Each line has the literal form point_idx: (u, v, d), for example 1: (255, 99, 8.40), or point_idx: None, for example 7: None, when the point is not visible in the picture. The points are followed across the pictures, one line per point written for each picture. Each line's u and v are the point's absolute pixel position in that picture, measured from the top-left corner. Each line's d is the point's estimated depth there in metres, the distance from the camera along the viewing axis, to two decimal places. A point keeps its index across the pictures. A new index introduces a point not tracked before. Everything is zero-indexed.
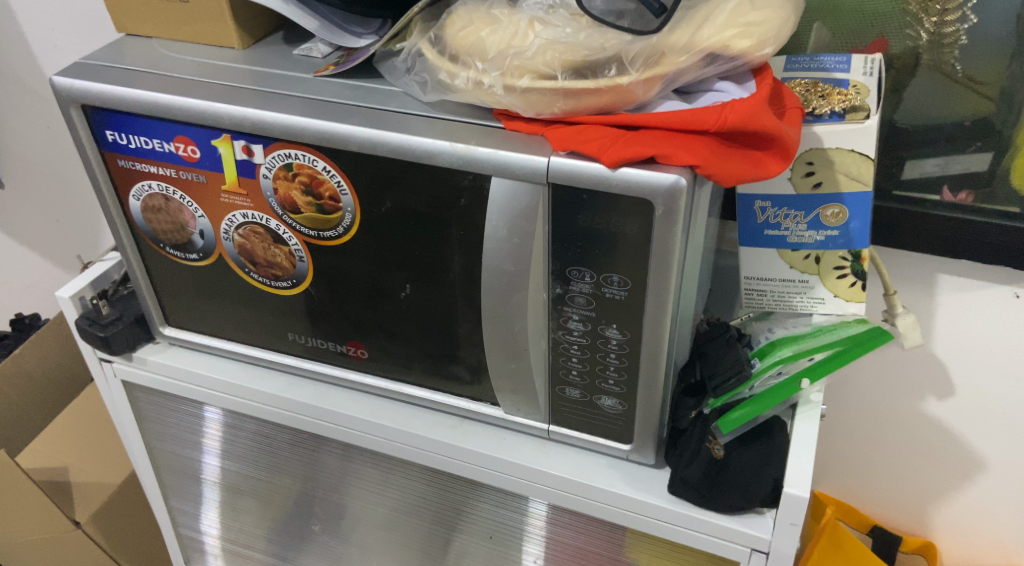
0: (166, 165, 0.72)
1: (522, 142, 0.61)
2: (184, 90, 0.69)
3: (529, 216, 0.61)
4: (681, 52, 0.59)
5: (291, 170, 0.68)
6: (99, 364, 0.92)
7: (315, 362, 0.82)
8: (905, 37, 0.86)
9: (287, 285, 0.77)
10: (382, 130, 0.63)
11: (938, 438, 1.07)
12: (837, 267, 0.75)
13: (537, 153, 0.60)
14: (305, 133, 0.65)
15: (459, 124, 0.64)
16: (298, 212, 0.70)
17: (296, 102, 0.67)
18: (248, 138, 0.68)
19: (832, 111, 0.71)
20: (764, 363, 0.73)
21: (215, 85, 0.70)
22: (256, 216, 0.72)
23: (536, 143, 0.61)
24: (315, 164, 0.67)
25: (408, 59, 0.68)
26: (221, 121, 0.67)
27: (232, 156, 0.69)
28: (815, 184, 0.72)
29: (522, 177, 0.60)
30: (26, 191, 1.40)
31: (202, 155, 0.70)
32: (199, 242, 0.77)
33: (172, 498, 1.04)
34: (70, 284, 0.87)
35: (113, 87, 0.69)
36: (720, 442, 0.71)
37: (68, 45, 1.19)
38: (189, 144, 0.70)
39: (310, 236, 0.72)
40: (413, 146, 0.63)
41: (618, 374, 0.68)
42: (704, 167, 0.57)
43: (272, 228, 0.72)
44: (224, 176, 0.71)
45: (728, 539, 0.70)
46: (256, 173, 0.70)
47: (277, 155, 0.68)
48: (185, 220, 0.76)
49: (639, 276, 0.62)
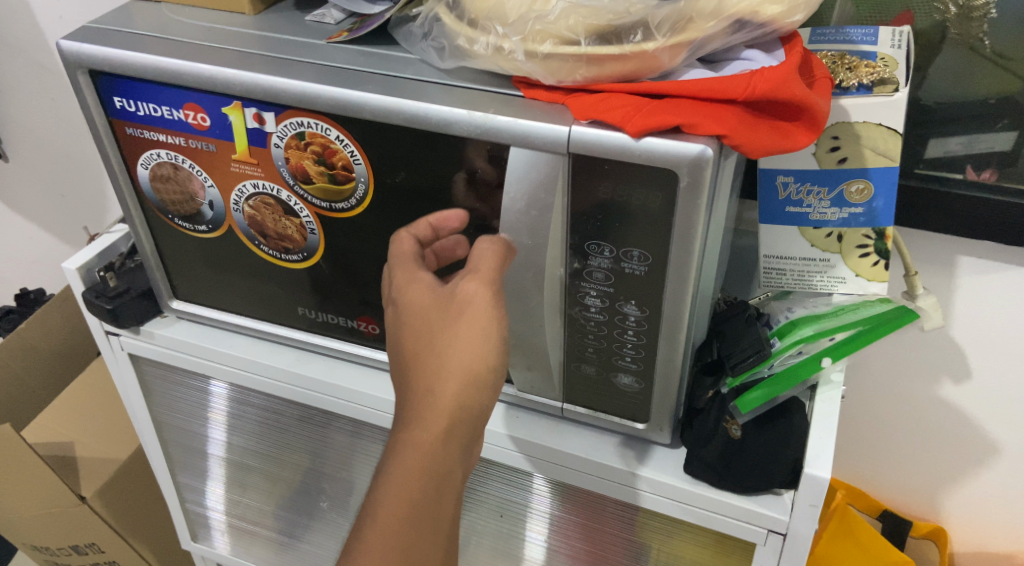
0: (175, 133, 0.71)
1: (541, 112, 0.59)
2: (195, 55, 0.67)
3: (548, 187, 0.60)
4: (709, 17, 0.57)
5: (304, 139, 0.67)
6: (105, 338, 0.90)
7: (324, 337, 0.81)
8: (932, 11, 0.84)
9: (297, 258, 0.75)
10: (398, 98, 0.61)
11: (952, 422, 1.06)
12: (860, 246, 0.73)
13: (557, 122, 0.58)
14: (318, 100, 0.63)
15: (477, 92, 0.62)
16: (310, 182, 0.68)
17: (309, 68, 0.65)
18: (260, 106, 0.66)
19: (860, 83, 0.69)
20: (783, 342, 0.71)
21: (227, 51, 0.68)
22: (267, 186, 0.70)
23: (557, 112, 0.59)
24: (328, 133, 0.65)
25: (426, 24, 0.66)
26: (232, 88, 0.65)
27: (243, 124, 0.68)
28: (839, 159, 0.70)
29: (541, 147, 0.58)
30: (30, 164, 1.38)
31: (212, 122, 0.69)
32: (209, 213, 0.75)
33: (180, 474, 1.03)
34: (77, 256, 0.85)
35: (121, 51, 0.67)
36: (738, 422, 0.68)
37: (74, 15, 1.17)
38: (199, 111, 0.68)
39: (322, 208, 0.70)
40: (429, 114, 0.61)
41: (635, 352, 0.67)
42: (731, 137, 0.55)
43: (283, 199, 0.71)
44: (234, 145, 0.69)
45: (746, 520, 0.69)
46: (267, 142, 0.68)
47: (289, 123, 0.66)
48: (195, 190, 0.74)
49: (660, 250, 0.60)
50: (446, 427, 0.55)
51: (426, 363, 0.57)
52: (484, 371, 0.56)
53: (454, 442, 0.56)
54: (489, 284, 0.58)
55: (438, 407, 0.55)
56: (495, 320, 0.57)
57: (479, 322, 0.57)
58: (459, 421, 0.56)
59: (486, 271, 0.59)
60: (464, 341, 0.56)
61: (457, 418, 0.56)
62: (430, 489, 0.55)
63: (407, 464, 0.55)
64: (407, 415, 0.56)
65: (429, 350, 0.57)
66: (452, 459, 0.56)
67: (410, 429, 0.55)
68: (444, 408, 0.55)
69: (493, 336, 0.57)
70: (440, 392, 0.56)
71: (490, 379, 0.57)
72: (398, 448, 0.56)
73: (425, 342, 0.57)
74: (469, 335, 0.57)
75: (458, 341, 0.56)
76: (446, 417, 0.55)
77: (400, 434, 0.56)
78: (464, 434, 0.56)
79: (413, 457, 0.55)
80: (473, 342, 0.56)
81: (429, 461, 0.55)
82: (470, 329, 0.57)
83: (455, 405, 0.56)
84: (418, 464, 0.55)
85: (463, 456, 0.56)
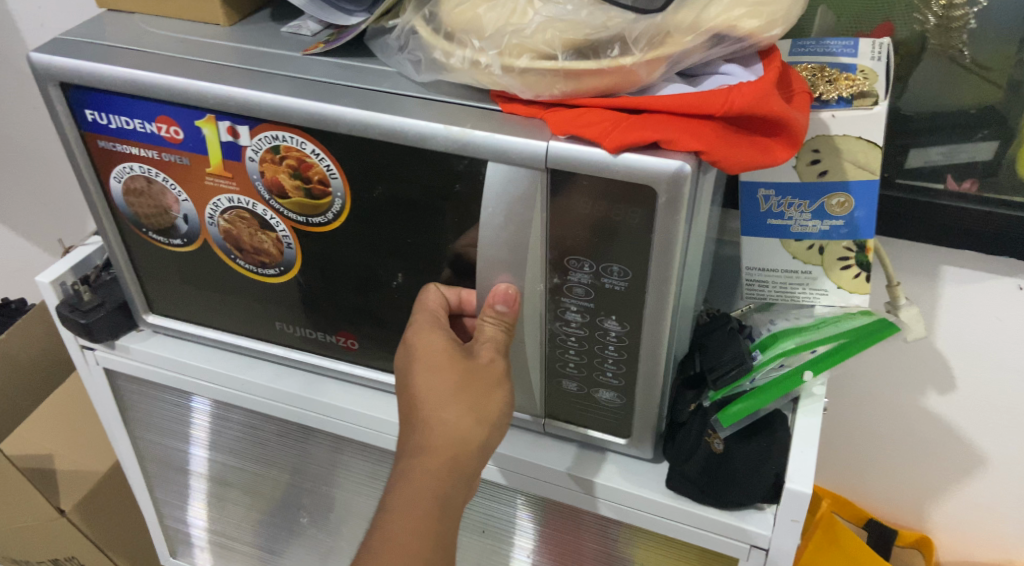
0: (148, 146, 0.70)
1: (522, 129, 0.58)
2: (166, 68, 0.66)
3: (527, 202, 0.59)
4: (686, 32, 0.56)
5: (279, 153, 0.65)
6: (79, 351, 0.88)
7: (305, 353, 0.80)
8: (913, 22, 0.83)
9: (274, 273, 0.74)
10: (373, 112, 0.61)
11: (937, 432, 1.06)
12: (841, 259, 0.73)
13: (535, 137, 0.57)
14: (292, 113, 0.62)
15: (455, 106, 0.61)
16: (285, 196, 0.67)
17: (284, 82, 0.64)
18: (233, 118, 0.65)
19: (840, 96, 0.69)
20: (764, 356, 0.71)
21: (199, 63, 0.67)
22: (242, 201, 0.69)
23: (534, 126, 0.58)
24: (303, 147, 0.64)
25: (402, 36, 0.65)
26: (204, 101, 0.64)
27: (216, 137, 0.66)
28: (820, 172, 0.70)
29: (520, 163, 0.58)
30: (10, 174, 1.37)
31: (185, 136, 0.67)
32: (183, 227, 0.74)
33: (157, 489, 1.02)
34: (50, 269, 0.85)
35: (91, 64, 0.66)
36: (720, 436, 0.69)
37: (55, 22, 1.16)
38: (172, 124, 0.67)
39: (299, 222, 0.69)
40: (406, 128, 0.60)
41: (616, 367, 0.66)
42: (709, 153, 0.55)
43: (259, 213, 0.70)
44: (208, 159, 0.68)
45: (728, 535, 0.69)
46: (242, 155, 0.67)
47: (264, 137, 0.65)
48: (169, 203, 0.73)
49: (640, 266, 0.59)
50: (455, 454, 0.59)
51: (440, 395, 0.60)
52: (492, 412, 0.61)
53: (461, 468, 0.59)
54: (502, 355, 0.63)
55: (446, 437, 0.59)
56: (505, 377, 0.63)
57: (491, 375, 0.62)
58: (467, 451, 0.59)
59: (501, 342, 0.64)
60: (479, 386, 0.61)
61: (462, 450, 0.59)
62: (436, 507, 0.57)
63: (416, 484, 0.57)
64: (417, 443, 0.59)
65: (444, 386, 0.60)
66: (457, 485, 0.58)
67: (422, 454, 0.58)
68: (455, 437, 0.59)
69: (503, 388, 0.62)
70: (451, 422, 0.59)
71: (497, 420, 0.61)
72: (408, 471, 0.58)
73: (438, 381, 0.61)
74: (483, 384, 0.61)
75: (473, 387, 0.61)
76: (455, 446, 0.59)
77: (407, 460, 0.59)
78: (470, 465, 0.60)
79: (422, 477, 0.57)
80: (486, 387, 0.61)
81: (436, 483, 0.58)
82: (485, 379, 0.62)
83: (462, 438, 0.59)
84: (427, 486, 0.57)
85: (466, 482, 0.59)
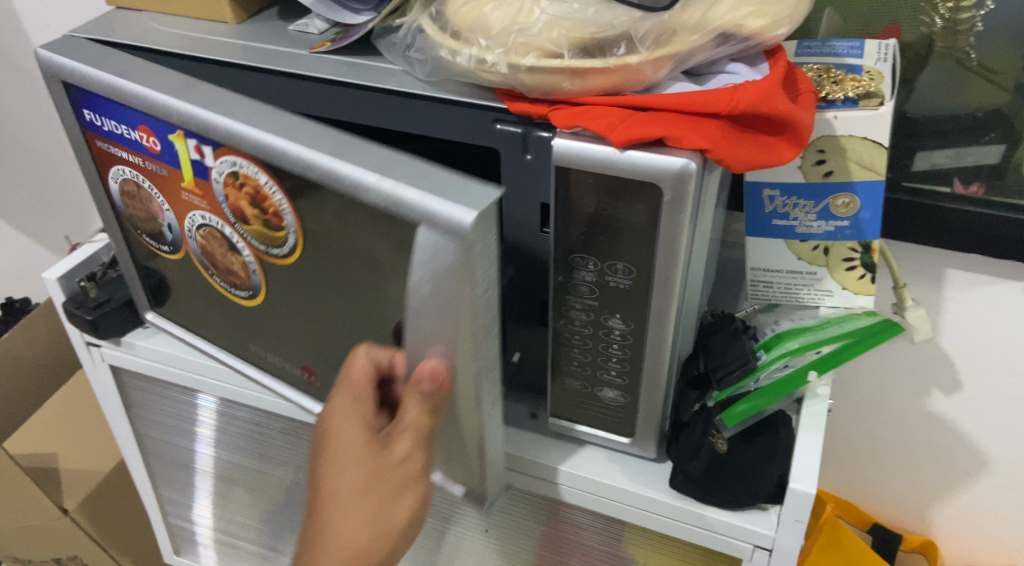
0: (134, 152, 0.69)
1: (457, 189, 0.51)
2: (147, 75, 0.64)
3: (457, 279, 0.52)
4: (692, 31, 0.56)
5: (238, 179, 0.62)
6: (85, 348, 0.89)
7: (273, 379, 0.77)
8: (919, 25, 0.83)
9: (244, 295, 0.72)
10: (318, 153, 0.55)
11: (942, 435, 1.06)
12: (846, 259, 0.73)
13: (468, 205, 0.50)
14: (245, 143, 0.58)
15: (401, 155, 0.55)
16: (248, 223, 0.64)
17: (246, 105, 0.60)
18: (198, 137, 0.62)
19: (846, 97, 0.69)
20: (769, 355, 0.71)
21: (176, 74, 0.64)
22: (213, 220, 0.67)
23: (473, 189, 0.51)
24: (258, 177, 0.60)
25: (409, 35, 0.65)
26: (171, 117, 0.62)
27: (187, 153, 0.64)
28: (826, 172, 0.70)
29: (447, 233, 0.51)
30: (18, 172, 1.39)
31: (161, 148, 0.66)
32: (169, 236, 0.73)
33: (162, 486, 1.02)
34: (58, 266, 0.85)
35: (83, 65, 0.66)
36: (724, 436, 0.68)
37: (62, 24, 1.18)
38: (151, 134, 0.66)
39: (262, 251, 0.66)
40: (344, 176, 0.54)
41: (620, 366, 0.66)
42: (715, 151, 0.54)
43: (227, 235, 0.67)
44: (182, 173, 0.66)
45: (732, 536, 0.69)
46: (209, 175, 0.64)
47: (225, 160, 0.62)
48: (156, 211, 0.72)
49: (645, 264, 0.60)
50: None
51: (338, 499, 0.56)
52: (393, 519, 0.57)
53: None
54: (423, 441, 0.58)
55: (340, 550, 0.56)
56: (415, 477, 0.58)
57: (399, 475, 0.57)
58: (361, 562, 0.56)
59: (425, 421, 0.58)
60: (383, 491, 0.57)
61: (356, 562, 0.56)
62: None
63: None
64: (311, 546, 0.56)
65: (344, 489, 0.56)
66: None
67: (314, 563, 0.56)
68: (349, 550, 0.56)
69: (412, 490, 0.58)
70: (345, 535, 0.56)
71: (399, 527, 0.58)
72: None
73: (340, 482, 0.56)
74: (388, 488, 0.57)
75: (375, 492, 0.56)
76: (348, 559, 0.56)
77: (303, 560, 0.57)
78: None
79: None
80: (391, 492, 0.57)
81: None
82: (392, 482, 0.57)
83: (357, 550, 0.56)
84: None
85: None
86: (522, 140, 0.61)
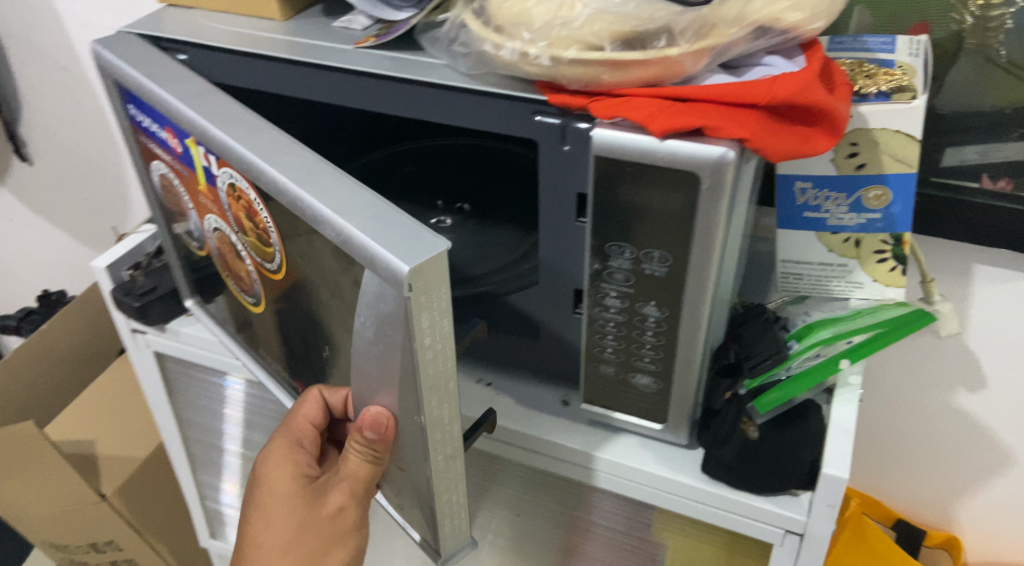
0: (164, 150, 0.72)
1: (405, 237, 0.51)
2: (175, 80, 0.68)
3: (395, 323, 0.52)
4: (731, 24, 0.58)
5: (236, 191, 0.63)
6: (131, 335, 0.92)
7: (276, 387, 0.79)
8: (950, 21, 0.84)
9: (251, 300, 0.74)
10: (291, 180, 0.55)
11: (967, 431, 1.06)
12: (877, 251, 0.74)
13: (405, 252, 0.50)
14: (234, 157, 0.59)
15: (363, 189, 0.55)
16: (248, 233, 0.66)
17: (245, 123, 0.62)
18: (205, 146, 0.64)
19: (879, 90, 0.70)
20: (801, 344, 0.72)
21: (199, 82, 0.68)
22: (223, 226, 0.70)
23: (416, 235, 0.51)
24: (249, 193, 0.62)
25: (453, 30, 0.68)
26: (184, 123, 0.65)
27: (199, 159, 0.67)
28: (858, 164, 0.71)
29: (383, 276, 0.51)
30: (58, 167, 1.43)
31: (181, 149, 0.69)
32: (195, 232, 0.76)
33: (200, 470, 1.05)
34: (106, 256, 0.88)
35: (126, 67, 0.71)
36: (755, 423, 0.69)
37: (102, 22, 1.22)
38: (173, 136, 0.69)
39: (260, 263, 0.68)
40: (307, 205, 0.54)
41: (654, 352, 0.68)
42: (753, 141, 0.56)
43: (235, 242, 0.70)
44: (198, 177, 0.69)
45: (764, 521, 0.70)
46: (216, 182, 0.66)
47: (225, 172, 0.63)
48: (183, 207, 0.76)
49: (681, 252, 0.61)
50: None
51: (269, 534, 0.65)
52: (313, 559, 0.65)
53: None
54: (354, 497, 0.65)
55: None
56: (345, 520, 0.66)
57: (329, 519, 0.65)
58: None
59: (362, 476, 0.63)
60: (308, 531, 0.65)
61: None
62: None
63: None
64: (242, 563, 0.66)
65: (275, 524, 0.65)
66: None
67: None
68: None
69: (339, 534, 0.66)
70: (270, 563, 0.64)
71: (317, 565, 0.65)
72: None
73: (274, 517, 0.66)
74: (313, 531, 0.65)
75: (302, 532, 0.65)
76: None
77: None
78: None
79: None
80: (317, 535, 0.65)
81: None
82: (318, 526, 0.65)
83: None
84: None
85: None
86: (560, 131, 0.62)
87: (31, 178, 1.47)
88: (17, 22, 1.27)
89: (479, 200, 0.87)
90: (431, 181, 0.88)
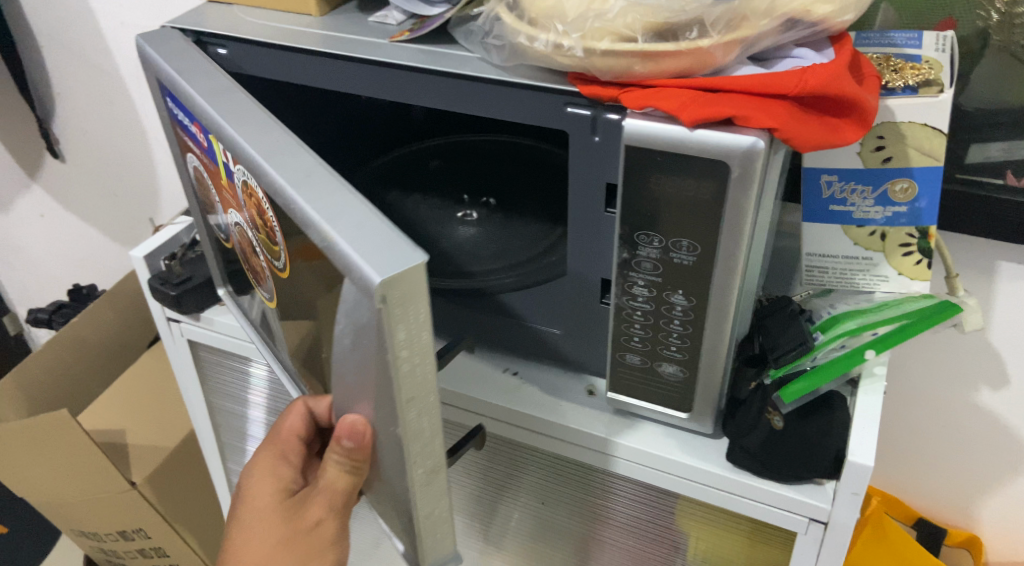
0: (196, 144, 0.74)
1: (381, 245, 0.48)
2: (203, 73, 0.69)
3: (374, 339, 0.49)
4: (762, 16, 0.59)
5: (249, 189, 0.64)
6: (166, 323, 0.94)
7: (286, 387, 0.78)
8: (976, 18, 0.84)
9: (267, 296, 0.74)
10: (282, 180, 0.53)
11: (990, 429, 1.06)
12: (902, 245, 0.75)
13: (382, 264, 0.46)
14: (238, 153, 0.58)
15: (349, 192, 0.51)
16: (260, 230, 0.66)
17: (254, 117, 0.60)
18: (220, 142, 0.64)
19: (906, 84, 0.71)
20: (826, 335, 0.72)
21: (220, 76, 0.68)
22: (243, 221, 0.70)
23: (396, 247, 0.47)
24: (258, 191, 0.61)
25: (487, 23, 0.69)
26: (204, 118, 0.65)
27: (220, 154, 0.67)
28: (884, 158, 0.72)
29: (360, 288, 0.48)
30: (89, 164, 1.47)
31: (207, 143, 0.70)
32: (223, 223, 0.78)
33: (229, 458, 1.07)
34: (144, 245, 0.92)
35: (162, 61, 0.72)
36: (781, 413, 0.70)
37: (135, 20, 1.24)
38: (200, 130, 0.70)
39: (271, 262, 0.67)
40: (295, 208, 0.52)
41: (681, 341, 0.69)
42: (783, 130, 0.57)
43: (252, 237, 0.70)
44: (221, 172, 0.69)
45: (788, 509, 0.71)
46: (233, 178, 0.66)
47: (240, 169, 0.63)
48: (212, 199, 0.77)
49: (709, 241, 0.62)
50: None
51: (247, 546, 0.65)
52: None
53: None
54: (335, 510, 0.64)
55: None
56: (324, 537, 0.64)
57: (307, 535, 0.64)
58: None
59: (340, 488, 0.62)
60: (286, 546, 0.64)
61: None
62: None
63: None
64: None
65: (253, 535, 0.66)
66: None
67: None
68: None
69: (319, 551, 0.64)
70: None
71: None
72: None
73: (254, 530, 0.66)
74: (292, 547, 0.64)
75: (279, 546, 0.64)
76: None
77: None
78: None
79: None
80: (295, 551, 0.64)
81: None
82: (297, 541, 0.64)
83: None
84: None
85: None
86: (591, 122, 0.64)
87: (63, 174, 1.50)
88: (53, 20, 1.30)
89: (504, 195, 0.89)
90: (459, 176, 0.91)
